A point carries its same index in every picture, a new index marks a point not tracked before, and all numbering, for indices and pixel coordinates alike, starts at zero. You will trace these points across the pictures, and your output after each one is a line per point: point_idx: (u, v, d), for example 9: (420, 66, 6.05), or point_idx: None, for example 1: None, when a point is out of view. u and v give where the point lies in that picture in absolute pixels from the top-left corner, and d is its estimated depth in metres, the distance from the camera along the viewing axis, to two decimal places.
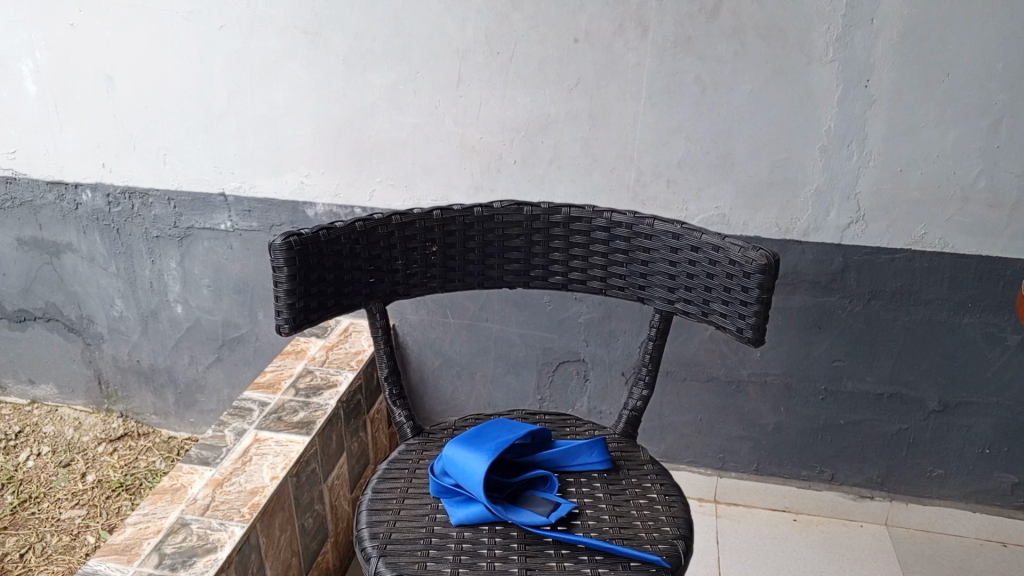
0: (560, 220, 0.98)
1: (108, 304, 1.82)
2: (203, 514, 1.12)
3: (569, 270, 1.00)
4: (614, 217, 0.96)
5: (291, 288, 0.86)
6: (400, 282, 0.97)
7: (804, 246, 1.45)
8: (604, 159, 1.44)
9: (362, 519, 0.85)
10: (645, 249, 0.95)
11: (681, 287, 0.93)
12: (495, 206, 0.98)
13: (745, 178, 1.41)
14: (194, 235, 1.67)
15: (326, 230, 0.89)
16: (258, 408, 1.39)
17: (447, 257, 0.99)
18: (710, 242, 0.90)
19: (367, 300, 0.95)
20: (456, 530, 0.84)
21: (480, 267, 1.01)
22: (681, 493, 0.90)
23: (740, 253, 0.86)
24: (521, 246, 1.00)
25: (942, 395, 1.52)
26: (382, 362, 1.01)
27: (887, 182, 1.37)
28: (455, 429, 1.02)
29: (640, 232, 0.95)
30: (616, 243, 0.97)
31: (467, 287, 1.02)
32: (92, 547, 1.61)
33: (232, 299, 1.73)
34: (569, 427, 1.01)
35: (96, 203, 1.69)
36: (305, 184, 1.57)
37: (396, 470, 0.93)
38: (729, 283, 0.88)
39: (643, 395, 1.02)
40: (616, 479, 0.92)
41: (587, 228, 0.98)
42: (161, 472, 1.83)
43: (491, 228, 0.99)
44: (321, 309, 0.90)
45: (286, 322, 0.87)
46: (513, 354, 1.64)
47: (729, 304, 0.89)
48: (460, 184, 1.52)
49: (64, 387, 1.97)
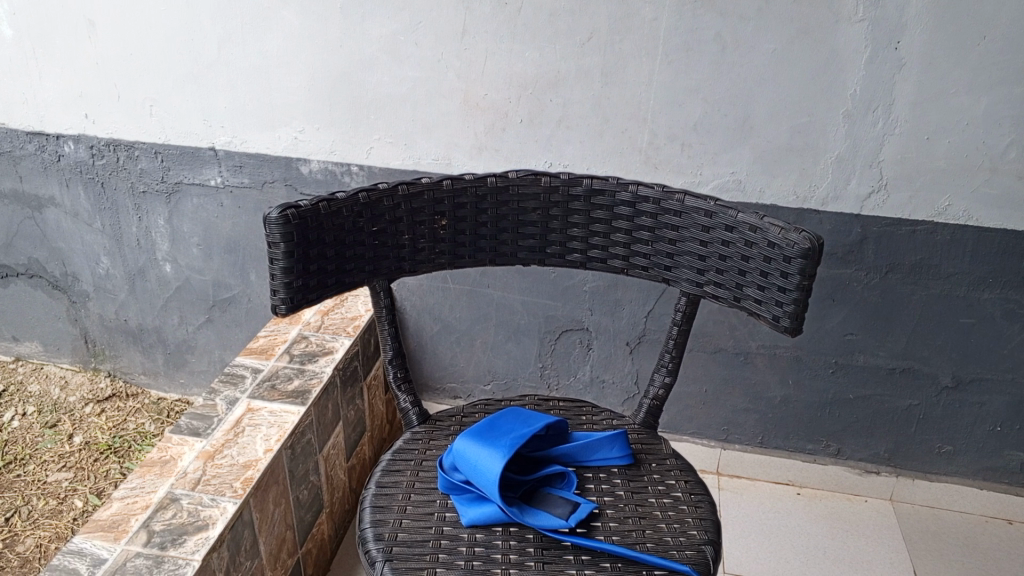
0: (581, 192, 0.92)
1: (93, 262, 1.75)
2: (194, 488, 1.08)
3: (589, 248, 0.94)
4: (640, 190, 0.90)
5: (289, 266, 0.81)
6: (406, 258, 0.91)
7: (821, 216, 1.39)
8: (616, 120, 1.37)
9: (366, 518, 0.81)
10: (673, 227, 0.89)
11: (712, 269, 0.88)
12: (510, 176, 0.92)
13: (764, 143, 1.34)
14: (182, 190, 1.59)
15: (327, 202, 0.83)
16: (251, 375, 1.33)
17: (457, 231, 0.93)
18: (747, 222, 0.84)
19: (371, 278, 0.89)
20: (467, 532, 0.80)
21: (492, 242, 0.95)
22: (706, 492, 0.86)
23: (780, 236, 0.81)
24: (537, 220, 0.94)
25: (955, 371, 1.48)
26: (387, 343, 0.96)
27: (912, 151, 1.31)
28: (463, 416, 0.98)
29: (669, 208, 0.89)
30: (642, 220, 0.91)
31: (478, 263, 0.95)
32: (80, 511, 1.57)
33: (223, 258, 1.66)
34: (585, 417, 0.97)
35: (80, 155, 1.61)
36: (299, 139, 1.49)
37: (401, 462, 0.89)
38: (767, 266, 0.82)
39: (665, 382, 0.97)
40: (637, 475, 0.88)
41: (610, 203, 0.92)
42: (150, 434, 1.79)
43: (506, 200, 0.92)
44: (321, 287, 0.84)
45: (282, 302, 0.81)
46: (515, 322, 1.59)
47: (765, 290, 0.83)
48: (463, 144, 1.44)
49: (49, 345, 1.91)
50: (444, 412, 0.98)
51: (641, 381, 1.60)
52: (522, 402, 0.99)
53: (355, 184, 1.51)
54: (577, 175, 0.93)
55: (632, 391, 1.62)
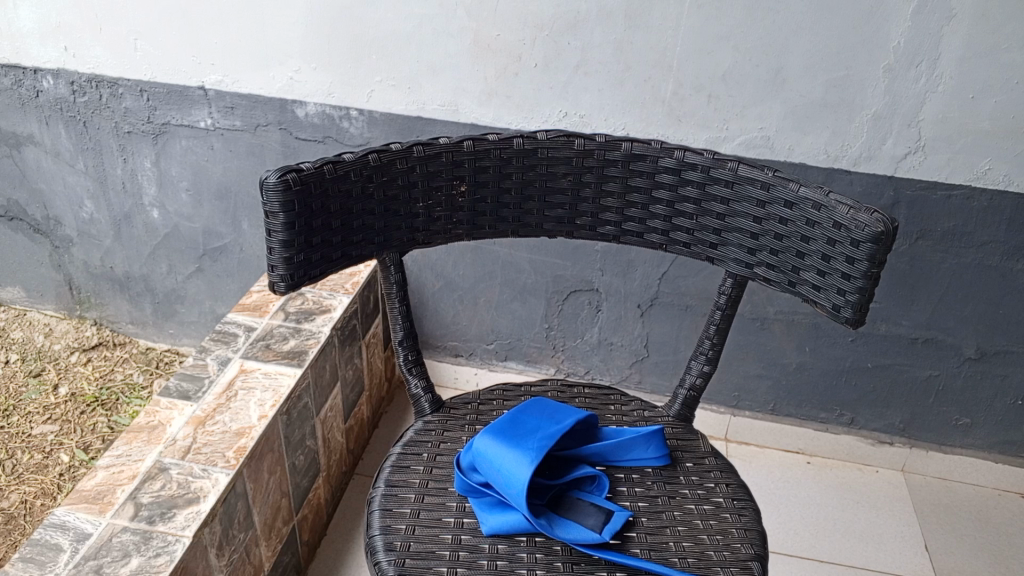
0: (618, 157, 0.83)
1: (76, 205, 1.65)
2: (184, 458, 1.01)
3: (624, 220, 0.86)
4: (687, 157, 0.82)
5: (288, 239, 0.73)
6: (419, 229, 0.84)
7: (852, 177, 1.30)
8: (638, 67, 1.27)
9: (375, 523, 0.76)
10: (722, 199, 0.81)
11: (765, 249, 0.80)
12: (540, 137, 0.83)
13: (796, 98, 1.25)
14: (170, 132, 1.49)
15: (332, 164, 0.74)
16: (244, 334, 1.26)
17: (477, 199, 0.85)
18: (809, 198, 0.76)
19: (380, 250, 0.82)
20: (488, 543, 0.75)
21: (516, 211, 0.87)
22: (749, 498, 0.81)
23: (848, 216, 0.73)
24: (567, 188, 0.85)
25: (980, 343, 1.42)
26: (398, 323, 0.90)
27: (954, 109, 1.22)
28: (479, 403, 0.92)
29: (718, 178, 0.81)
30: (687, 190, 0.83)
31: (498, 234, 0.88)
32: (67, 467, 1.52)
33: (214, 205, 1.57)
34: (613, 407, 0.92)
35: (59, 91, 1.49)
36: (295, 80, 1.39)
37: (412, 456, 0.84)
38: (830, 249, 0.75)
39: (704, 371, 0.92)
40: (673, 476, 0.83)
41: (651, 170, 0.83)
42: (139, 386, 1.72)
43: (533, 164, 0.84)
44: (324, 262, 0.77)
45: (282, 279, 0.74)
46: (522, 281, 1.51)
47: (826, 276, 0.77)
48: (471, 89, 1.35)
49: (32, 291, 1.83)
50: (458, 398, 0.93)
51: (651, 345, 1.54)
52: (544, 390, 0.94)
53: (355, 130, 1.42)
54: (615, 137, 0.84)
55: (640, 354, 1.56)
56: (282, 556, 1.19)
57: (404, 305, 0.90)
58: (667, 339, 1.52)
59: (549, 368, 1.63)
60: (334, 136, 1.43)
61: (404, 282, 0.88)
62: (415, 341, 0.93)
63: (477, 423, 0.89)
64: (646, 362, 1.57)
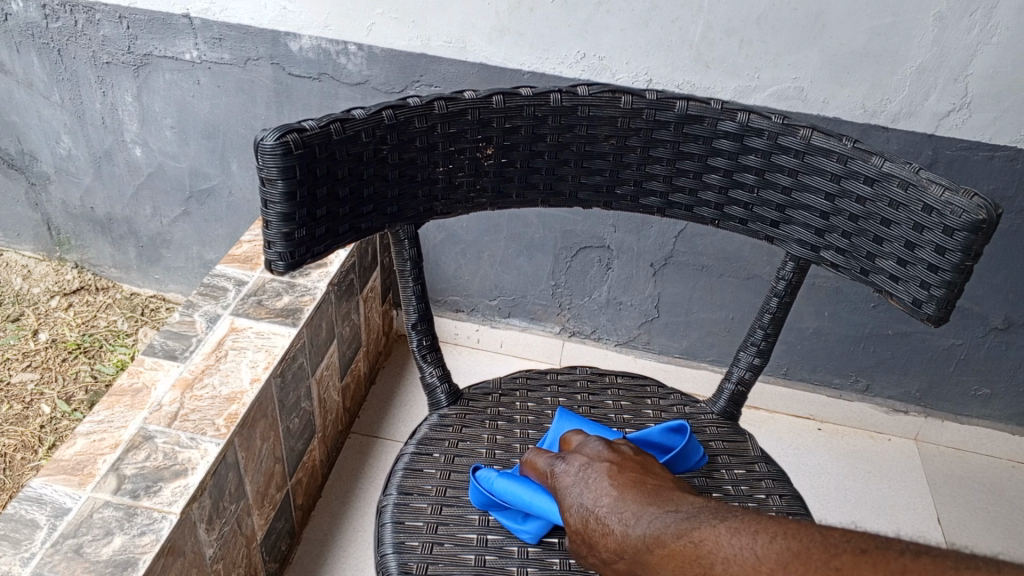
0: (671, 118, 0.75)
1: (53, 141, 1.54)
2: (171, 426, 0.94)
3: (672, 191, 0.78)
4: (752, 120, 0.73)
5: (289, 210, 0.65)
6: (439, 198, 0.76)
7: (889, 135, 1.21)
8: (666, 6, 1.17)
9: (387, 538, 0.71)
10: (789, 171, 0.74)
11: (836, 230, 0.74)
12: (580, 92, 0.74)
13: (836, 46, 1.15)
14: (153, 63, 1.37)
15: (340, 123, 0.65)
16: (234, 289, 1.18)
17: (505, 163, 0.76)
18: (893, 175, 0.69)
19: (393, 221, 0.74)
20: (516, 565, 0.70)
21: (549, 176, 0.78)
22: (802, 509, 0.77)
23: (941, 198, 0.66)
24: (610, 151, 0.77)
25: (1009, 313, 1.36)
26: (411, 304, 0.84)
27: (1006, 64, 1.12)
28: (500, 394, 0.87)
29: (787, 147, 0.73)
30: (749, 160, 0.75)
31: (527, 203, 0.80)
32: (48, 418, 1.45)
33: (201, 144, 1.46)
34: (649, 400, 0.88)
35: (31, 15, 1.36)
36: (289, 9, 1.27)
37: (427, 457, 0.79)
38: (915, 237, 0.69)
39: (753, 363, 0.88)
40: (717, 484, 0.78)
41: (709, 133, 0.75)
42: (123, 333, 1.65)
43: (573, 124, 0.74)
44: (329, 236, 0.69)
45: (282, 257, 0.67)
46: (529, 236, 1.42)
47: (907, 267, 0.70)
48: (482, 25, 1.24)
49: (9, 231, 1.74)
50: (476, 388, 0.88)
51: (662, 306, 1.47)
52: (573, 378, 0.91)
53: (353, 67, 1.31)
54: (667, 94, 0.75)
55: (650, 315, 1.49)
56: (275, 524, 1.14)
57: (418, 285, 0.84)
58: (681, 300, 1.45)
59: (554, 327, 1.57)
60: (331, 73, 1.32)
61: (418, 258, 0.82)
62: (429, 324, 0.87)
63: (497, 419, 0.84)
64: (656, 323, 1.51)
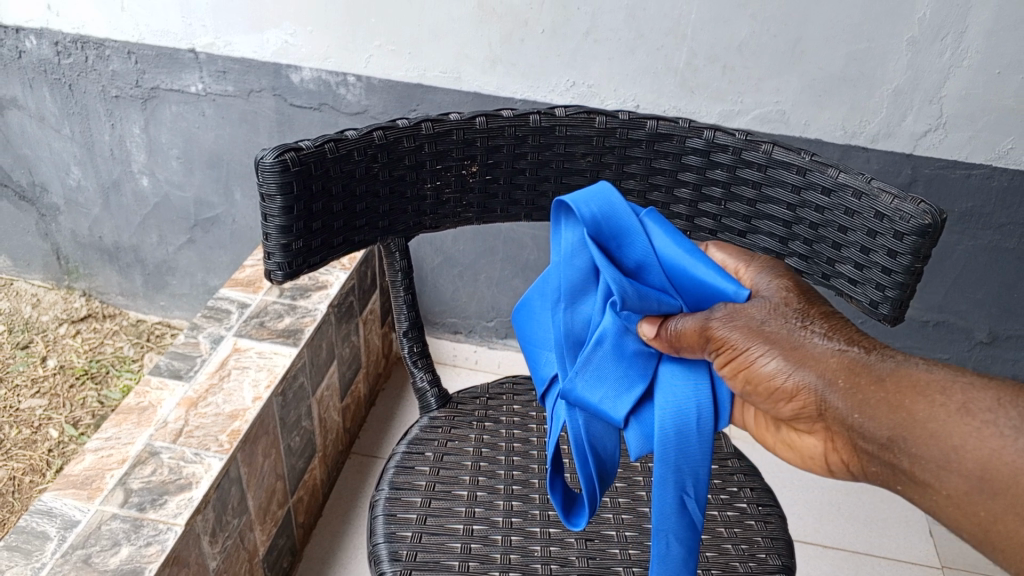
0: (643, 137, 0.79)
1: (63, 172, 1.59)
2: (176, 441, 0.97)
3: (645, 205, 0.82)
4: (717, 137, 0.78)
5: (287, 224, 0.69)
6: (427, 213, 0.80)
7: (869, 154, 1.26)
8: (651, 35, 1.22)
9: (379, 530, 0.74)
10: (753, 184, 0.78)
11: (798, 238, 0.77)
12: (558, 114, 0.78)
13: (814, 70, 1.20)
14: (160, 96, 1.42)
15: (334, 143, 0.70)
16: (237, 311, 1.22)
17: (489, 180, 0.80)
18: (848, 185, 0.73)
19: (384, 235, 0.78)
20: (499, 553, 0.73)
21: (530, 193, 0.82)
22: (775, 504, 0.81)
23: (892, 206, 0.71)
24: (586, 168, 0.81)
25: (993, 327, 1.39)
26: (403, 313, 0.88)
27: (978, 86, 1.16)
28: (488, 398, 0.91)
29: (750, 162, 0.77)
30: (716, 173, 0.79)
31: (511, 219, 0.84)
32: (56, 442, 1.48)
33: (205, 173, 1.51)
34: None
35: (43, 52, 1.42)
36: (290, 43, 1.32)
37: (418, 456, 0.82)
38: (870, 242, 0.73)
39: None
40: None
41: (677, 148, 0.79)
42: (129, 359, 1.69)
43: (551, 143, 0.79)
44: (325, 248, 0.73)
45: (281, 267, 0.71)
46: (523, 257, 1.46)
47: (864, 270, 0.74)
48: (475, 56, 1.29)
49: (19, 261, 1.78)
50: (465, 392, 0.91)
51: None
52: None
53: (352, 97, 1.36)
54: (637, 114, 0.80)
55: None
56: (276, 539, 1.16)
57: (410, 294, 0.88)
58: None
59: None
60: (331, 103, 1.37)
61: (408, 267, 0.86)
62: (420, 332, 0.91)
63: (485, 420, 0.88)
64: None
